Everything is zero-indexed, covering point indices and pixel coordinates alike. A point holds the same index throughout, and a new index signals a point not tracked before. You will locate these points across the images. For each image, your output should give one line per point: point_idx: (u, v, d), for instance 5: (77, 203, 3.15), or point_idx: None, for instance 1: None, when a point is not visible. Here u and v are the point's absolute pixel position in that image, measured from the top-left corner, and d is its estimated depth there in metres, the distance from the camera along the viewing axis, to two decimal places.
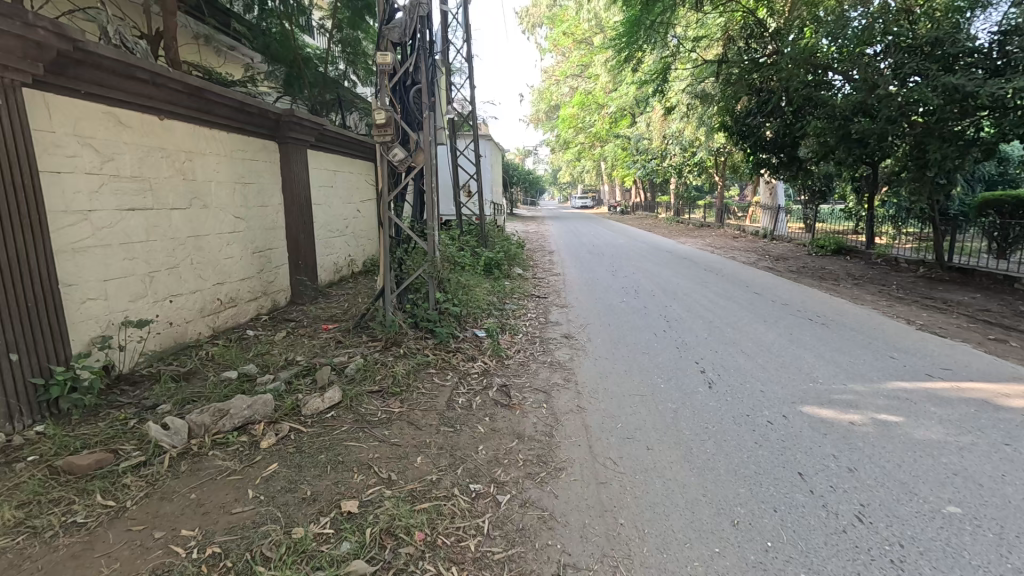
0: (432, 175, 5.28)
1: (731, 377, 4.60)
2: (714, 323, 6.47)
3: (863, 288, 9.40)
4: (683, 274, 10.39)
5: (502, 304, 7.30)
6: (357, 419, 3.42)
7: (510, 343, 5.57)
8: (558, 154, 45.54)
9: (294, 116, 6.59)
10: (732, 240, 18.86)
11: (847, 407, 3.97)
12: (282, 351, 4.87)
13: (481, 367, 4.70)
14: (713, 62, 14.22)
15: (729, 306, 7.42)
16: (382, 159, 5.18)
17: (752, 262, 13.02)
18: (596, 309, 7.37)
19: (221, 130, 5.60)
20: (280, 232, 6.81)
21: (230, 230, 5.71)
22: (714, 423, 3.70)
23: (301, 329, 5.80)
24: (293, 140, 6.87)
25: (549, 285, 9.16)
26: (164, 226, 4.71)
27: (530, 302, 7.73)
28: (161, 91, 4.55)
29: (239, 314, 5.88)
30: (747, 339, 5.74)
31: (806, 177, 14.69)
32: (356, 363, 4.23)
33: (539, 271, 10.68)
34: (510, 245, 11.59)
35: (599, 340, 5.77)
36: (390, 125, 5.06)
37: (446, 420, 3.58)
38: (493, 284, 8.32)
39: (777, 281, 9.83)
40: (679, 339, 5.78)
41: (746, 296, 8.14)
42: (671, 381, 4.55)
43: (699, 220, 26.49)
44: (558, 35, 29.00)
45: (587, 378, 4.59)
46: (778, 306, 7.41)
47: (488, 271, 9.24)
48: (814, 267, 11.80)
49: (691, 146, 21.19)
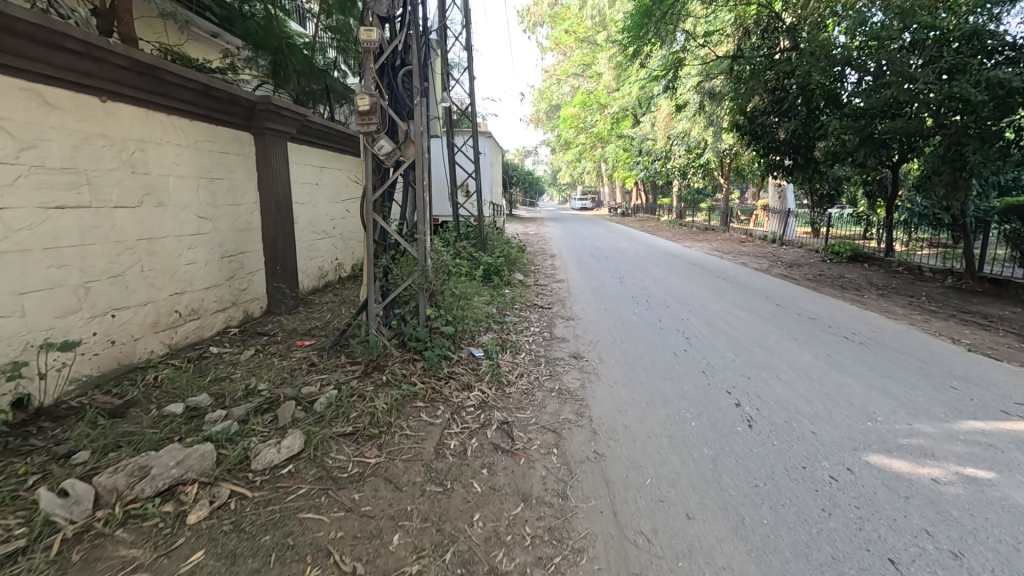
0: (424, 172, 4.58)
1: (772, 412, 3.89)
2: (739, 341, 5.77)
3: (891, 299, 8.73)
4: (695, 282, 9.72)
5: (502, 317, 6.58)
6: (321, 477, 2.71)
7: (512, 365, 4.87)
8: (558, 154, 44.86)
9: (273, 104, 5.89)
10: (740, 244, 18.19)
11: (922, 456, 3.27)
12: (245, 376, 4.15)
13: (478, 398, 3.99)
14: (725, 58, 13.53)
15: (752, 320, 6.73)
16: (367, 152, 4.48)
17: (765, 269, 12.32)
18: (606, 321, 6.68)
19: (182, 118, 4.89)
20: (255, 234, 6.09)
21: (192, 232, 4.99)
22: (765, 479, 3.00)
23: (272, 346, 5.08)
24: (271, 132, 6.13)
25: (552, 294, 8.46)
26: (106, 227, 3.99)
27: (532, 313, 7.03)
28: (101, 68, 3.83)
29: (203, 328, 5.16)
30: (780, 361, 5.06)
31: (820, 179, 14.02)
32: (327, 397, 3.53)
33: (541, 277, 9.98)
34: (510, 249, 10.89)
35: (612, 362, 5.07)
36: (376, 113, 4.36)
37: (433, 476, 2.88)
38: (493, 292, 7.62)
39: (798, 291, 9.15)
40: (703, 361, 5.08)
41: (768, 308, 7.45)
42: (702, 416, 3.85)
43: (703, 224, 25.80)
44: (559, 32, 28.27)
45: (603, 413, 3.88)
46: (806, 321, 6.72)
47: (486, 278, 8.53)
48: (833, 275, 11.13)
49: (697, 146, 20.49)
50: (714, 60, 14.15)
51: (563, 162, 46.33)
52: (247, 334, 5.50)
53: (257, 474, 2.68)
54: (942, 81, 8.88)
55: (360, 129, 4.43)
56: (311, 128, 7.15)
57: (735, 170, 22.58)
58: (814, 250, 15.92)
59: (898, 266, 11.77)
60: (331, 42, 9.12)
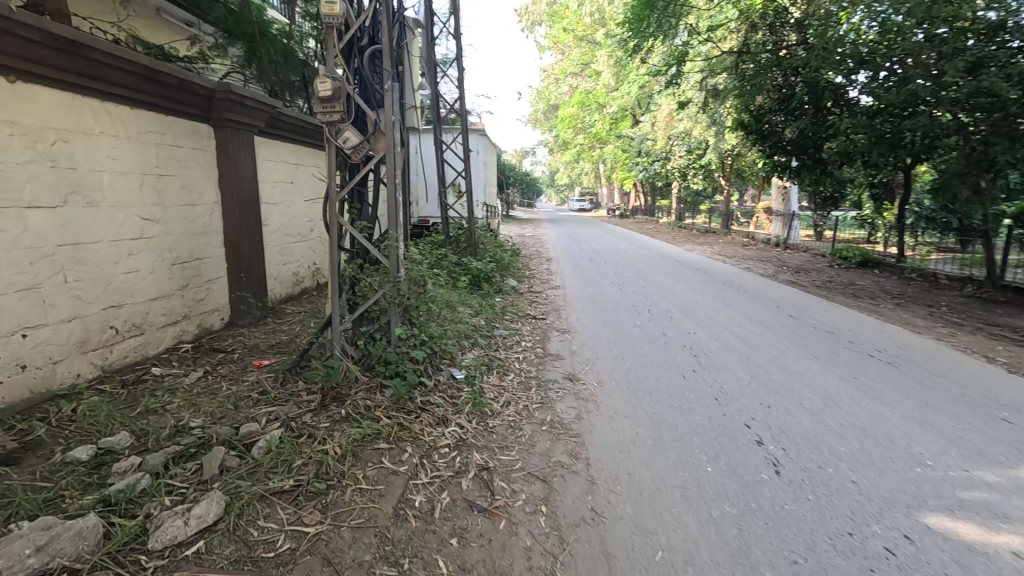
0: (397, 168, 3.97)
1: (804, 454, 3.29)
2: (753, 359, 5.18)
3: (909, 310, 8.17)
4: (698, 289, 9.14)
5: (490, 330, 5.95)
6: (239, 560, 2.10)
7: (497, 390, 4.26)
8: (556, 155, 44.30)
9: (236, 92, 5.26)
10: (742, 248, 17.65)
11: (993, 517, 2.67)
12: (181, 408, 3.52)
13: (455, 436, 3.38)
14: (730, 55, 12.99)
15: (765, 335, 6.13)
16: (330, 144, 3.88)
17: (772, 275, 11.74)
18: (605, 335, 6.09)
19: (120, 105, 4.26)
20: (216, 238, 5.47)
21: (133, 236, 4.36)
22: (806, 552, 2.40)
23: (226, 366, 4.46)
24: (234, 124, 5.50)
25: (547, 302, 7.87)
26: (13, 231, 3.37)
27: (524, 325, 6.42)
28: (4, 41, 3.21)
29: (148, 345, 4.54)
30: (803, 386, 4.46)
31: (828, 181, 13.45)
32: (269, 439, 2.92)
33: (535, 284, 9.37)
34: (503, 253, 10.28)
35: (612, 386, 4.48)
36: (340, 99, 3.76)
37: (386, 553, 2.27)
38: (481, 301, 7.01)
39: (809, 300, 8.58)
40: (714, 385, 4.50)
41: (781, 320, 6.85)
42: (719, 458, 3.25)
43: (703, 226, 25.23)
44: (558, 30, 27.69)
45: (603, 455, 3.27)
46: (825, 335, 6.12)
47: (475, 285, 7.91)
48: (843, 282, 10.58)
49: (699, 146, 19.97)
50: (718, 57, 13.60)
51: (560, 163, 45.71)
52: (202, 351, 4.88)
53: (153, 557, 2.07)
54: (967, 75, 8.30)
55: (322, 119, 3.83)
56: (283, 121, 6.52)
57: (737, 171, 22.00)
58: (819, 255, 15.35)
59: (910, 272, 11.20)
60: (311, 32, 8.53)
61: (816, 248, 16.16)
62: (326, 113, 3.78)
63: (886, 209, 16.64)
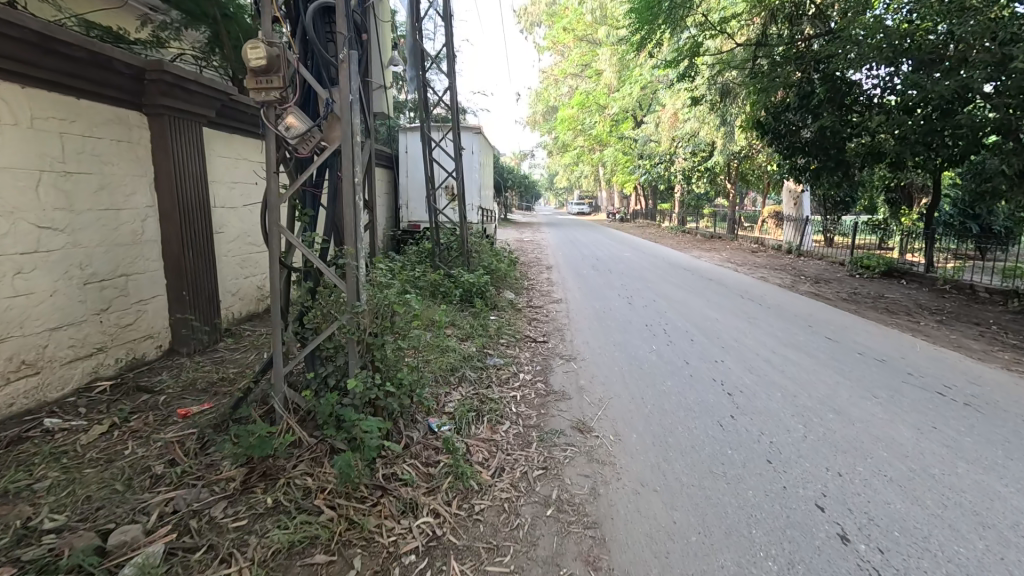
0: (356, 162, 3.06)
1: (911, 564, 2.36)
2: (801, 399, 4.26)
3: (957, 329, 7.25)
4: (716, 303, 8.22)
5: (482, 359, 4.99)
6: None
7: (488, 451, 3.32)
8: (555, 158, 43.45)
9: (171, 73, 4.31)
10: (752, 255, 16.76)
11: None
12: (54, 487, 2.56)
13: (426, 532, 2.45)
14: (743, 50, 12.15)
15: (805, 364, 5.21)
16: (269, 131, 2.96)
17: (791, 286, 10.86)
18: (617, 363, 5.17)
19: (5, 82, 3.35)
20: (151, 249, 4.54)
21: (22, 249, 3.43)
22: None
23: (143, 415, 3.50)
24: (173, 112, 4.58)
25: (548, 320, 6.93)
26: None
27: (522, 351, 5.48)
28: None
29: (46, 387, 3.60)
30: (874, 441, 3.53)
31: (846, 184, 12.59)
32: (144, 560, 2.00)
33: (535, 297, 8.43)
34: (499, 262, 9.33)
35: (634, 441, 3.54)
36: (279, 70, 2.84)
37: None
38: (474, 321, 6.06)
39: (841, 315, 7.66)
40: (760, 439, 3.57)
41: (819, 344, 5.92)
42: (796, 570, 2.32)
43: (707, 231, 24.34)
44: (558, 30, 26.89)
45: (631, 565, 2.34)
46: (877, 365, 5.19)
47: (467, 301, 6.96)
48: (871, 295, 9.69)
49: (705, 147, 19.13)
50: (729, 52, 12.77)
51: (559, 165, 44.88)
52: (124, 389, 3.93)
53: None
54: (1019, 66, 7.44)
55: (256, 98, 2.90)
56: (240, 111, 5.56)
57: (742, 175, 21.18)
58: (836, 262, 14.46)
59: (943, 283, 10.29)
60: None
61: (831, 255, 15.27)
62: (260, 92, 2.87)
63: (903, 214, 15.78)
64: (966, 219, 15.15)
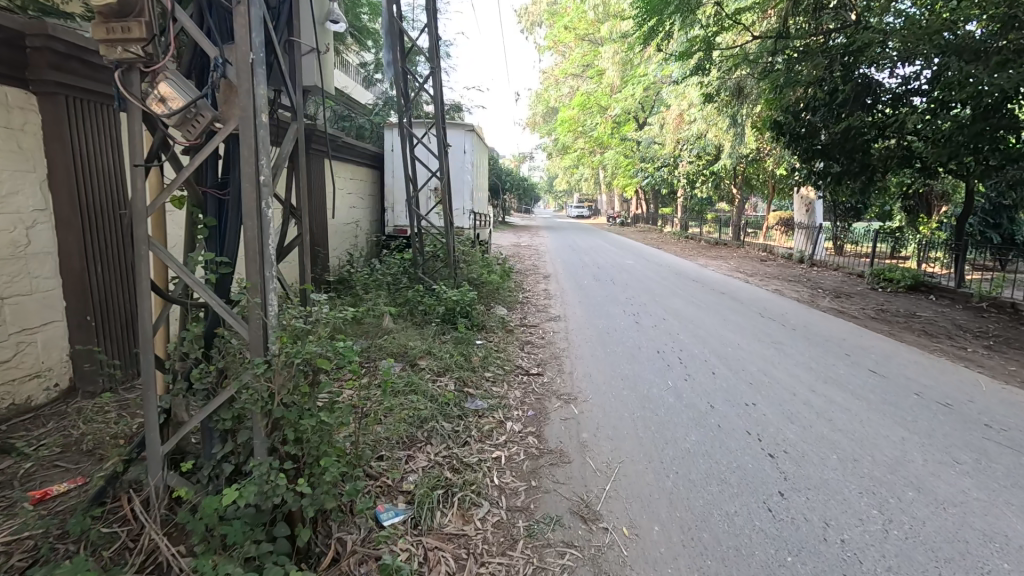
0: (262, 151, 2.09)
1: None
2: (865, 467, 3.32)
3: (1014, 358, 6.31)
4: (735, 324, 7.27)
5: (460, 404, 4.02)
6: None
7: (453, 565, 2.36)
8: (555, 160, 42.56)
9: (62, 40, 3.41)
10: (762, 264, 15.83)
11: None
12: None
13: None
14: (757, 45, 11.28)
15: (855, 411, 4.27)
16: (132, 104, 2.01)
17: (811, 300, 9.93)
18: (627, 408, 4.22)
19: None
20: (42, 266, 3.60)
21: None
22: None
23: None
24: (74, 91, 3.64)
25: (544, 344, 5.98)
26: None
27: (513, 388, 4.52)
28: None
29: None
30: (984, 543, 2.59)
31: (868, 189, 11.67)
32: None
33: (531, 314, 7.48)
34: (490, 274, 8.39)
35: (657, 541, 2.58)
36: (137, 13, 1.90)
37: None
38: (456, 349, 5.10)
39: (879, 340, 6.71)
40: (826, 535, 2.63)
41: (865, 382, 4.97)
42: None
43: (711, 237, 23.41)
44: (558, 29, 26.09)
45: None
46: (944, 412, 4.25)
47: (451, 322, 6.01)
48: (903, 313, 8.78)
49: (712, 150, 18.26)
50: (743, 48, 11.92)
51: (558, 168, 43.99)
52: None
53: None
54: None
55: (109, 58, 1.96)
56: None
57: (749, 180, 20.29)
58: (853, 273, 13.54)
59: (979, 300, 9.38)
60: None
61: (846, 265, 14.35)
62: (114, 47, 1.92)
63: (920, 223, 14.93)
64: (987, 229, 14.32)
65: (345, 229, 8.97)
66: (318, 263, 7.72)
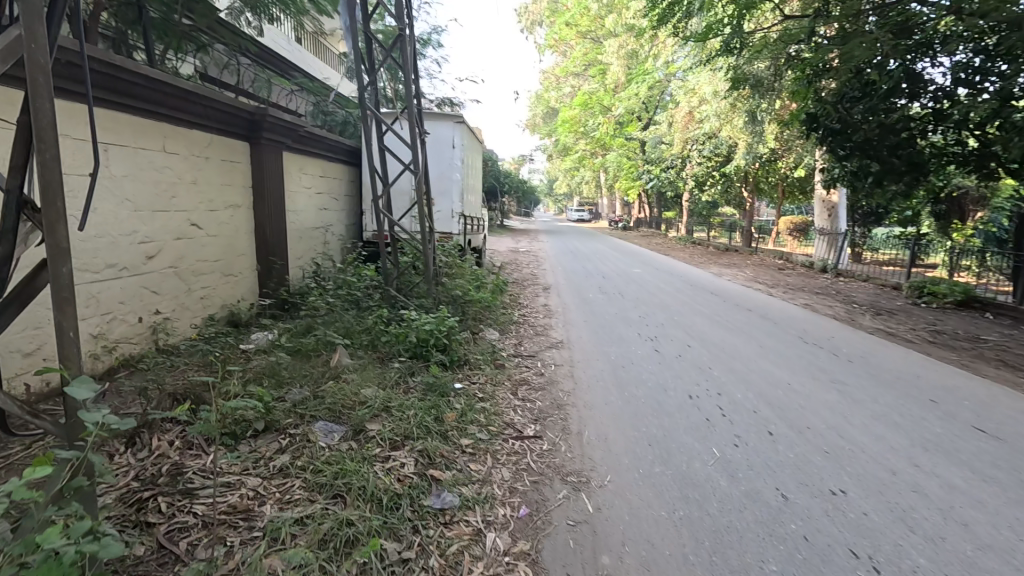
0: None
1: None
2: None
3: None
4: (775, 353, 5.92)
5: (416, 502, 2.69)
6: None
7: None
8: (555, 162, 41.18)
9: None
10: (781, 273, 14.50)
11: None
12: None
13: None
14: (785, 27, 9.92)
15: (994, 507, 2.94)
16: None
17: (851, 318, 8.60)
18: (663, 503, 2.89)
19: None
20: None
21: None
22: None
23: None
24: None
25: (542, 385, 4.64)
26: None
27: (500, 466, 3.20)
28: None
29: None
30: None
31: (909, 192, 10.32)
32: None
33: (527, 339, 6.14)
34: (478, 290, 7.08)
35: None
36: None
37: None
38: (422, 402, 3.76)
39: (961, 377, 5.38)
40: None
41: (980, 450, 3.64)
42: None
43: (719, 242, 22.06)
44: (559, 25, 24.91)
45: None
46: None
47: (422, 356, 4.68)
48: (965, 337, 7.45)
49: (725, 150, 16.89)
50: (767, 32, 10.56)
51: (558, 171, 42.59)
52: None
53: None
54: None
55: None
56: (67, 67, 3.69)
57: (761, 182, 18.95)
58: (885, 284, 12.21)
59: None
60: None
61: (875, 274, 13.02)
62: None
63: (953, 229, 13.63)
64: None
65: (311, 234, 7.66)
66: (271, 278, 6.54)
